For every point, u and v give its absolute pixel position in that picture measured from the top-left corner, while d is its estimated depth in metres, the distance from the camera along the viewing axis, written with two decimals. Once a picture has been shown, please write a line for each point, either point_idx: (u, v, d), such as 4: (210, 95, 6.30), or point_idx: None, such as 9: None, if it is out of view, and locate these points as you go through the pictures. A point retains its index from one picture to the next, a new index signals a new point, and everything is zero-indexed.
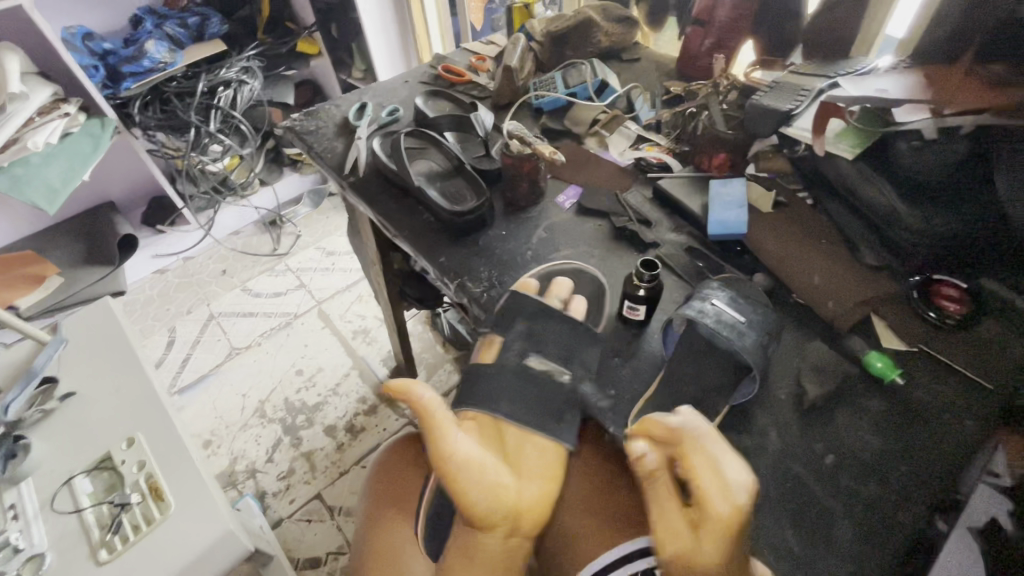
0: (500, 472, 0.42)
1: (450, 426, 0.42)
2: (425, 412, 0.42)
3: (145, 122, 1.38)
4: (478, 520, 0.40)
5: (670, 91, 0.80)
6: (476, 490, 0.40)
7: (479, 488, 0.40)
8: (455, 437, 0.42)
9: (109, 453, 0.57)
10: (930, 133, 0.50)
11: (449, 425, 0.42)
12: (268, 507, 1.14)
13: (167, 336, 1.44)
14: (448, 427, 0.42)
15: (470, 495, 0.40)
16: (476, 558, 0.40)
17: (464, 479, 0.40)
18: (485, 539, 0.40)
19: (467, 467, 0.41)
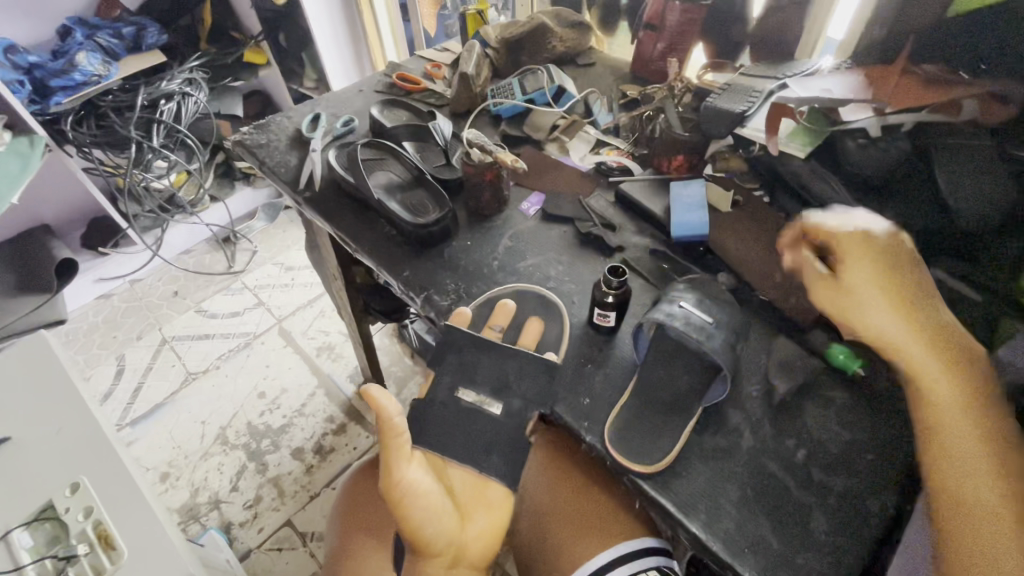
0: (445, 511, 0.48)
1: (402, 462, 0.46)
2: (391, 439, 0.46)
3: (80, 139, 1.31)
4: (417, 543, 0.47)
5: (627, 94, 0.81)
6: (418, 518, 0.46)
7: (422, 518, 0.47)
8: (406, 471, 0.46)
9: (51, 501, 0.53)
10: (875, 131, 0.53)
11: (402, 461, 0.46)
12: (235, 539, 1.08)
13: (115, 365, 1.35)
14: (400, 462, 0.46)
15: (411, 522, 0.46)
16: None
17: (406, 510, 0.46)
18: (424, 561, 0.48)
19: (411, 500, 0.46)
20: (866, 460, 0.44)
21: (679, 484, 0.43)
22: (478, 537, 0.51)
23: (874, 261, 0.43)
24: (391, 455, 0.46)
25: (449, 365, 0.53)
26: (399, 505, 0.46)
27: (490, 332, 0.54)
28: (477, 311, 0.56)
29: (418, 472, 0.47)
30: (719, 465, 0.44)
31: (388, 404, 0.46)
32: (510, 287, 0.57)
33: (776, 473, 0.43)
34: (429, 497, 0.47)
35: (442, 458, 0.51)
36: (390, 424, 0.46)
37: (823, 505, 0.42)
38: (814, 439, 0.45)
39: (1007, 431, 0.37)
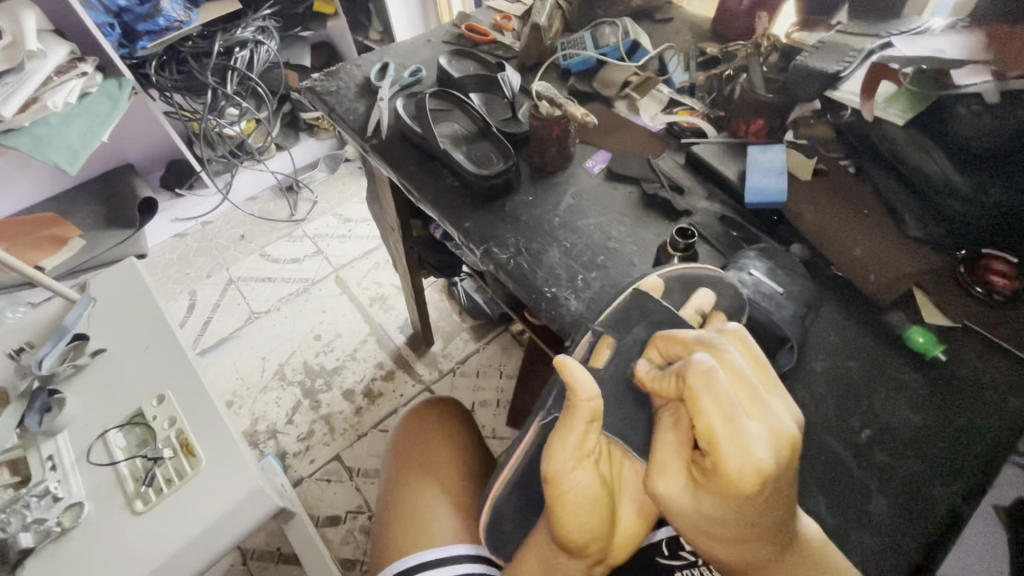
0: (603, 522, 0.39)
1: (572, 456, 0.38)
2: (576, 415, 0.38)
3: (162, 83, 1.38)
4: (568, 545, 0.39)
5: (706, 52, 0.76)
6: (576, 525, 0.38)
7: (581, 525, 0.38)
8: (572, 470, 0.38)
9: (140, 409, 0.58)
10: (992, 97, 0.47)
11: (569, 461, 0.38)
12: (290, 467, 1.17)
13: (188, 299, 1.45)
14: (574, 449, 0.38)
15: (568, 526, 0.38)
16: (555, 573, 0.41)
17: (569, 510, 0.37)
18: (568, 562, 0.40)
19: (575, 510, 0.38)
20: (938, 448, 0.42)
21: None
22: (627, 546, 0.42)
23: (725, 400, 0.34)
24: (571, 437, 0.38)
25: (634, 338, 0.45)
26: (557, 503, 0.37)
27: (687, 312, 0.45)
28: (666, 286, 0.48)
29: (584, 473, 0.38)
30: None
31: (584, 381, 0.38)
32: (708, 272, 0.48)
33: (836, 451, 0.43)
34: (596, 503, 0.38)
35: (608, 439, 0.42)
36: (582, 402, 0.38)
37: (884, 486, 0.41)
38: (882, 421, 0.44)
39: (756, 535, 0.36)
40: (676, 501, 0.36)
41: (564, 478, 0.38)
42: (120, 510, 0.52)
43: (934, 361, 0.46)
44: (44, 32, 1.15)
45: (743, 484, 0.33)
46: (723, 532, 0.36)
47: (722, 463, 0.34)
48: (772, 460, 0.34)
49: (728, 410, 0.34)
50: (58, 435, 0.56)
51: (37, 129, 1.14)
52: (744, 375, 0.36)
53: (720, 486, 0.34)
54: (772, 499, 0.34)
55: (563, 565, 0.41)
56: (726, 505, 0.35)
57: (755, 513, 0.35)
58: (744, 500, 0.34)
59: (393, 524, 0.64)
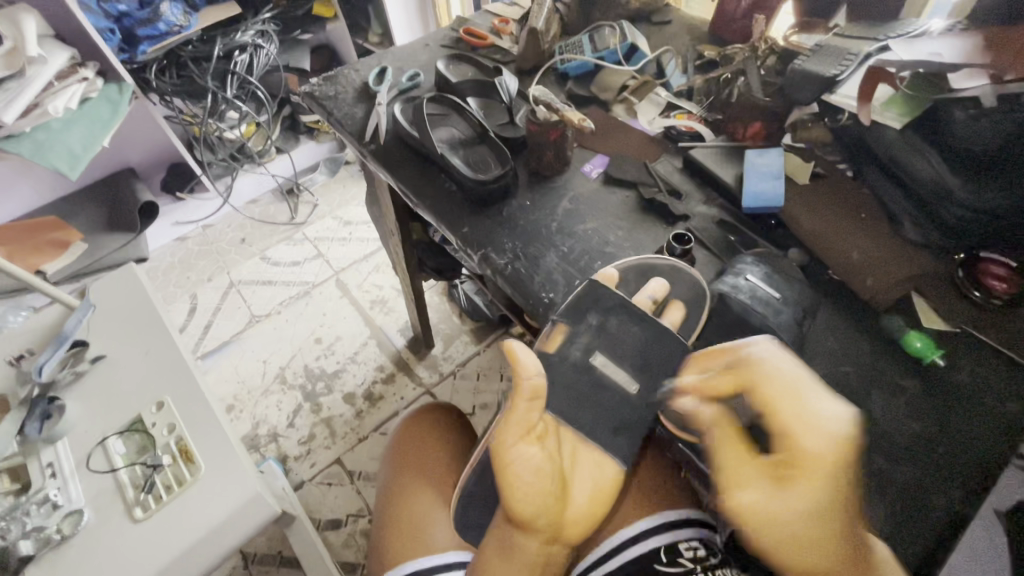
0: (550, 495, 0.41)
1: (514, 429, 0.42)
2: (520, 391, 0.43)
3: (162, 88, 1.38)
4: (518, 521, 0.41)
5: (704, 55, 0.76)
6: (523, 496, 0.40)
7: (528, 495, 0.40)
8: (515, 441, 0.41)
9: (140, 416, 0.58)
10: (988, 101, 0.47)
11: (513, 432, 0.42)
12: (291, 470, 1.17)
13: (190, 302, 1.46)
14: (517, 423, 0.42)
15: (516, 496, 0.40)
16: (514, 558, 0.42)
17: (514, 480, 0.40)
18: (525, 542, 0.41)
19: (518, 478, 0.41)
20: (935, 454, 0.42)
21: None
22: (579, 522, 0.43)
23: (781, 387, 0.38)
24: (514, 412, 0.42)
25: (586, 325, 0.47)
26: (502, 473, 0.41)
27: (640, 299, 0.48)
28: (622, 276, 0.51)
29: (527, 445, 0.42)
30: None
31: (523, 361, 0.43)
32: (663, 261, 0.51)
33: None
34: (539, 472, 0.41)
35: (556, 419, 0.45)
36: (525, 379, 0.43)
37: (882, 493, 0.41)
38: (879, 428, 0.44)
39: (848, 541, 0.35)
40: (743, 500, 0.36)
41: (508, 447, 0.41)
42: (120, 516, 0.52)
43: (931, 365, 0.46)
44: (45, 38, 1.16)
45: (824, 461, 0.35)
46: (814, 539, 0.34)
47: (801, 446, 0.36)
48: (842, 438, 0.36)
49: (790, 395, 0.38)
50: (58, 442, 0.56)
51: (38, 134, 1.14)
52: (793, 373, 0.39)
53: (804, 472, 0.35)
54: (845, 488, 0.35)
55: (520, 545, 0.42)
56: (810, 496, 0.35)
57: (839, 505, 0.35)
58: (824, 483, 0.35)
59: (390, 530, 0.64)
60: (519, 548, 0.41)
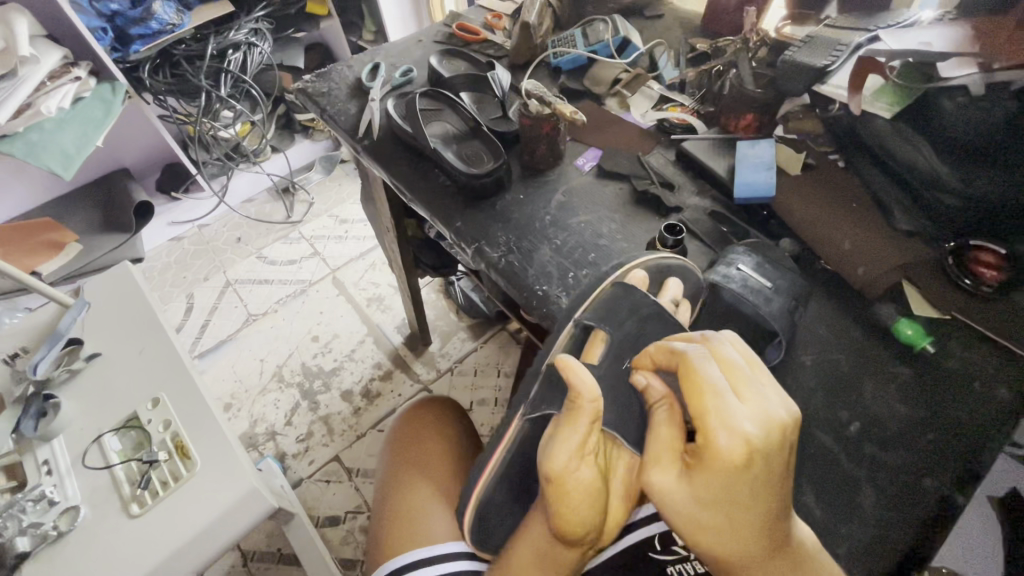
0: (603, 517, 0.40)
1: (573, 452, 0.39)
2: (582, 412, 0.40)
3: (155, 87, 1.37)
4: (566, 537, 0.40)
5: (696, 48, 0.76)
6: (579, 519, 0.38)
7: (585, 518, 0.38)
8: (575, 464, 0.39)
9: (135, 412, 0.58)
10: (977, 89, 0.48)
11: (575, 454, 0.39)
12: (289, 468, 1.17)
13: (186, 302, 1.45)
14: (575, 446, 0.39)
15: (570, 520, 0.38)
16: (550, 562, 0.43)
17: (572, 507, 0.38)
18: (566, 553, 0.42)
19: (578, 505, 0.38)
20: (926, 440, 0.43)
21: None
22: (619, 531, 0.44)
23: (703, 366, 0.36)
24: (574, 437, 0.40)
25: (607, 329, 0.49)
26: (561, 500, 0.38)
27: (664, 301, 0.49)
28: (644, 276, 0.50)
29: (586, 469, 0.39)
30: None
31: (583, 380, 0.41)
32: (675, 260, 0.50)
33: (825, 443, 0.43)
34: (597, 498, 0.39)
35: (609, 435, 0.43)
36: (585, 399, 0.40)
37: (873, 479, 0.41)
38: (871, 414, 0.44)
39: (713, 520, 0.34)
40: (670, 491, 0.35)
41: (569, 473, 0.38)
42: (116, 512, 0.52)
43: (922, 352, 0.47)
44: (37, 37, 1.15)
45: (731, 462, 0.33)
46: (712, 522, 0.34)
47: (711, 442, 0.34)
48: (761, 434, 0.33)
49: (716, 385, 0.35)
50: (53, 440, 0.56)
51: (31, 134, 1.14)
52: (738, 367, 0.36)
53: (705, 472, 0.34)
54: (711, 480, 0.34)
55: (559, 555, 0.42)
56: (717, 486, 0.33)
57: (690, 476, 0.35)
58: (733, 475, 0.33)
59: (387, 522, 0.65)
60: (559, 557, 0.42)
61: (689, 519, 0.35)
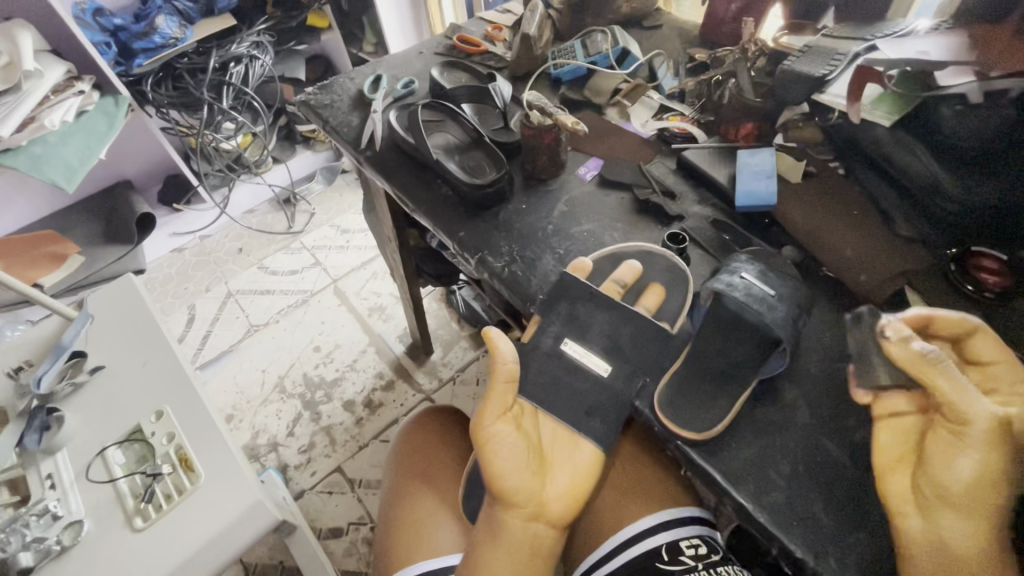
0: (525, 474, 0.44)
1: (493, 411, 0.45)
2: (495, 374, 0.46)
3: (158, 100, 1.39)
4: (500, 495, 0.44)
5: (694, 58, 0.77)
6: (499, 470, 0.44)
7: (504, 470, 0.43)
8: (493, 419, 0.45)
9: (139, 425, 0.58)
10: (975, 98, 0.47)
11: (494, 408, 0.45)
12: (291, 479, 1.17)
13: (188, 313, 1.46)
14: (493, 407, 0.45)
15: (496, 472, 0.44)
16: (500, 535, 0.44)
17: (492, 460, 0.44)
18: (507, 517, 0.44)
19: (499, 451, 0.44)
20: None
21: (731, 453, 0.42)
22: (565, 502, 0.45)
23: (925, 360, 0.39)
24: (489, 399, 0.45)
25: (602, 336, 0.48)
26: (482, 452, 0.44)
27: (608, 285, 0.50)
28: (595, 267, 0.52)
29: (504, 424, 0.45)
30: (775, 438, 0.43)
31: (500, 349, 0.46)
32: (634, 247, 0.53)
33: (833, 451, 0.42)
34: (518, 448, 0.44)
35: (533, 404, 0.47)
36: (499, 363, 0.46)
37: None
38: None
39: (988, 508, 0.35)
40: (952, 475, 0.36)
41: (487, 424, 0.45)
42: (120, 526, 0.52)
43: None
44: (41, 52, 1.16)
45: (995, 438, 0.35)
46: (970, 506, 0.35)
47: (962, 411, 0.36)
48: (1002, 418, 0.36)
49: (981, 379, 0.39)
50: (57, 453, 0.56)
51: (35, 148, 1.15)
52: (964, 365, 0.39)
53: (968, 443, 0.36)
54: (977, 460, 0.35)
55: (503, 522, 0.44)
56: (993, 464, 0.35)
57: (964, 458, 0.36)
58: (992, 454, 0.35)
59: (392, 534, 0.65)
60: (505, 529, 0.44)
61: (969, 502, 0.35)
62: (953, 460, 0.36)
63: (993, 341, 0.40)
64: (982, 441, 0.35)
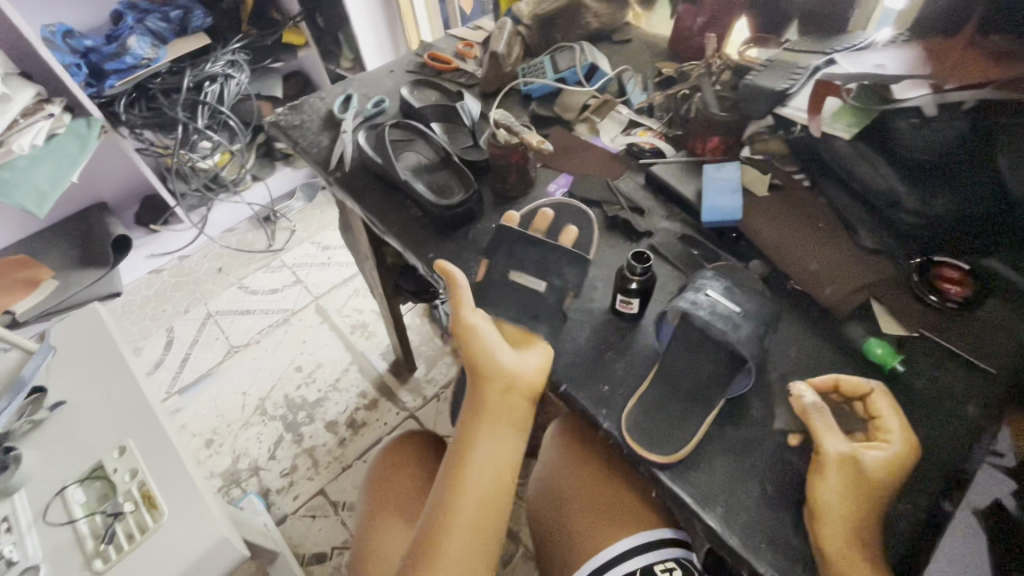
0: (501, 348, 0.47)
1: (465, 304, 0.49)
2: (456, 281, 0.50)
3: (132, 121, 1.36)
4: (481, 374, 0.47)
5: (662, 73, 0.77)
6: (479, 351, 0.47)
7: (483, 349, 0.47)
8: (468, 310, 0.49)
9: (101, 462, 0.56)
10: (930, 110, 0.48)
11: (466, 302, 0.49)
12: (273, 504, 1.14)
13: (166, 336, 1.43)
14: (464, 302, 0.49)
15: (475, 352, 0.47)
16: (485, 413, 0.46)
17: (471, 346, 0.47)
18: (489, 392, 0.46)
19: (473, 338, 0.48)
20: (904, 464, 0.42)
21: (700, 474, 0.42)
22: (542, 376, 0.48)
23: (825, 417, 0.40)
24: (459, 297, 0.49)
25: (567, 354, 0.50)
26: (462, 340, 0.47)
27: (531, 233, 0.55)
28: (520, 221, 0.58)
29: (477, 313, 0.49)
30: (743, 457, 0.43)
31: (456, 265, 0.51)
32: (548, 202, 0.60)
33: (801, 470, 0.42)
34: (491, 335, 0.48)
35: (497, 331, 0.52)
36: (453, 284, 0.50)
37: None
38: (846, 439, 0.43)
39: (860, 544, 0.36)
40: (825, 506, 0.37)
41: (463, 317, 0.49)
42: (79, 569, 0.50)
43: (893, 371, 0.46)
44: (8, 76, 1.14)
45: (872, 481, 0.37)
46: (845, 541, 0.36)
47: (820, 450, 0.39)
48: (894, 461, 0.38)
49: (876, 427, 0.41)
50: (14, 494, 0.54)
51: (4, 173, 1.12)
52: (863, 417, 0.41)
53: (839, 478, 0.38)
54: (842, 492, 0.37)
55: (485, 399, 0.46)
56: (860, 500, 0.37)
57: (850, 501, 0.37)
58: (867, 492, 0.37)
59: (366, 562, 0.63)
60: (486, 402, 0.46)
61: (843, 535, 0.36)
62: (829, 495, 0.37)
63: (887, 400, 0.41)
64: (837, 471, 0.38)
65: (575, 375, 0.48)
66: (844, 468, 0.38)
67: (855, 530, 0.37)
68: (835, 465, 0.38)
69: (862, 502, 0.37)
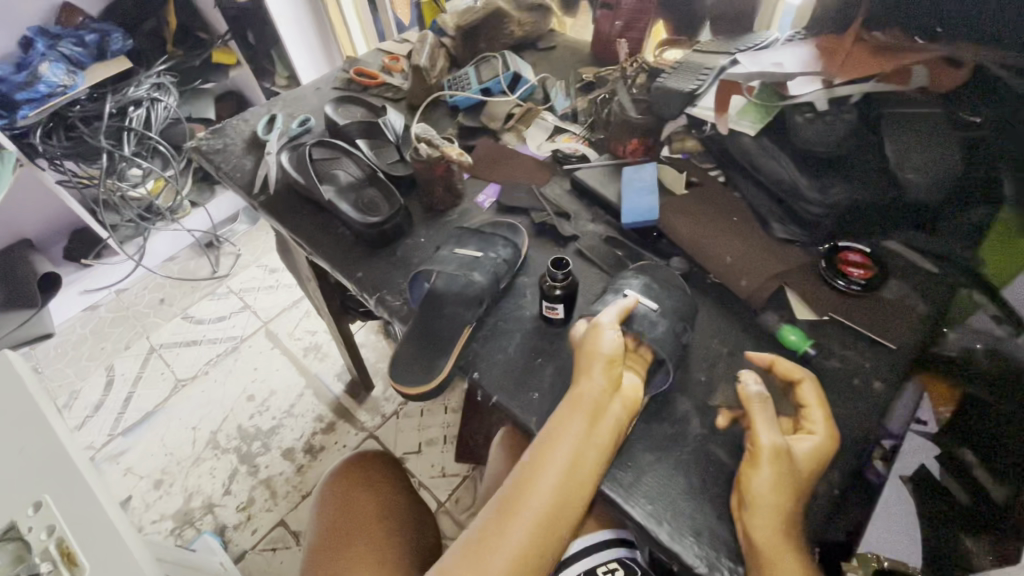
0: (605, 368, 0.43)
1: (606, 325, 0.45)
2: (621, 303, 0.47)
3: (50, 152, 1.29)
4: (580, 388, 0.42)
5: (584, 78, 0.79)
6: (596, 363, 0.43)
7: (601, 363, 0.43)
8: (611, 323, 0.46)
9: (11, 523, 0.49)
10: (822, 105, 0.51)
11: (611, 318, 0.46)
12: (230, 541, 1.10)
13: (105, 375, 1.35)
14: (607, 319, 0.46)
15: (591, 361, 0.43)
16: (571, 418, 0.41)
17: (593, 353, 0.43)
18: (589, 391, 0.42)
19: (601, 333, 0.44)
20: None
21: (628, 473, 0.43)
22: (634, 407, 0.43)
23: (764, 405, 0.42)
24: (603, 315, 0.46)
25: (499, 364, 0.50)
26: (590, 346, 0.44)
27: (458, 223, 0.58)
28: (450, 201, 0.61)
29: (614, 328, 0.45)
30: (670, 453, 0.44)
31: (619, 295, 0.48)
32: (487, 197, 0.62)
33: (725, 461, 0.43)
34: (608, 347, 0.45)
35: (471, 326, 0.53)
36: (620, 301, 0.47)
37: None
38: None
39: (787, 530, 0.38)
40: (759, 493, 0.38)
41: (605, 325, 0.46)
42: None
43: (806, 356, 0.48)
44: None
45: (802, 470, 0.39)
46: (777, 529, 0.37)
47: (755, 440, 0.40)
48: (823, 451, 0.40)
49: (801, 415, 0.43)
50: None
51: None
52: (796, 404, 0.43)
53: (775, 466, 0.39)
54: (776, 481, 0.38)
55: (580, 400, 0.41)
56: (792, 488, 0.39)
57: (781, 489, 0.38)
58: (796, 480, 0.39)
59: None
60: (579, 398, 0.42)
61: (773, 521, 0.37)
62: (763, 483, 0.38)
63: (814, 390, 0.43)
64: (770, 461, 0.39)
65: (505, 385, 0.49)
66: (778, 455, 0.39)
67: (783, 518, 0.38)
68: (772, 452, 0.39)
69: (789, 492, 0.39)
